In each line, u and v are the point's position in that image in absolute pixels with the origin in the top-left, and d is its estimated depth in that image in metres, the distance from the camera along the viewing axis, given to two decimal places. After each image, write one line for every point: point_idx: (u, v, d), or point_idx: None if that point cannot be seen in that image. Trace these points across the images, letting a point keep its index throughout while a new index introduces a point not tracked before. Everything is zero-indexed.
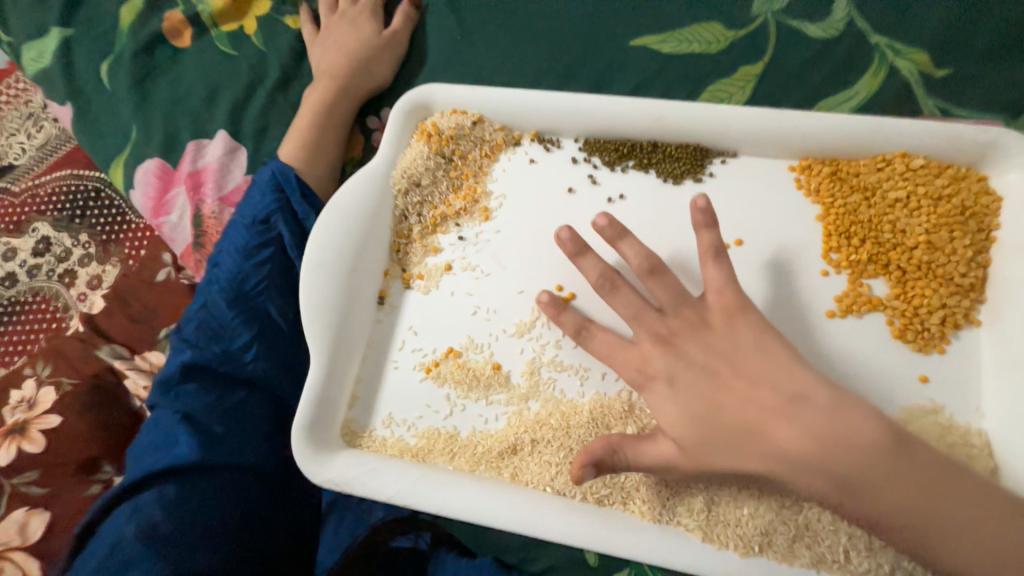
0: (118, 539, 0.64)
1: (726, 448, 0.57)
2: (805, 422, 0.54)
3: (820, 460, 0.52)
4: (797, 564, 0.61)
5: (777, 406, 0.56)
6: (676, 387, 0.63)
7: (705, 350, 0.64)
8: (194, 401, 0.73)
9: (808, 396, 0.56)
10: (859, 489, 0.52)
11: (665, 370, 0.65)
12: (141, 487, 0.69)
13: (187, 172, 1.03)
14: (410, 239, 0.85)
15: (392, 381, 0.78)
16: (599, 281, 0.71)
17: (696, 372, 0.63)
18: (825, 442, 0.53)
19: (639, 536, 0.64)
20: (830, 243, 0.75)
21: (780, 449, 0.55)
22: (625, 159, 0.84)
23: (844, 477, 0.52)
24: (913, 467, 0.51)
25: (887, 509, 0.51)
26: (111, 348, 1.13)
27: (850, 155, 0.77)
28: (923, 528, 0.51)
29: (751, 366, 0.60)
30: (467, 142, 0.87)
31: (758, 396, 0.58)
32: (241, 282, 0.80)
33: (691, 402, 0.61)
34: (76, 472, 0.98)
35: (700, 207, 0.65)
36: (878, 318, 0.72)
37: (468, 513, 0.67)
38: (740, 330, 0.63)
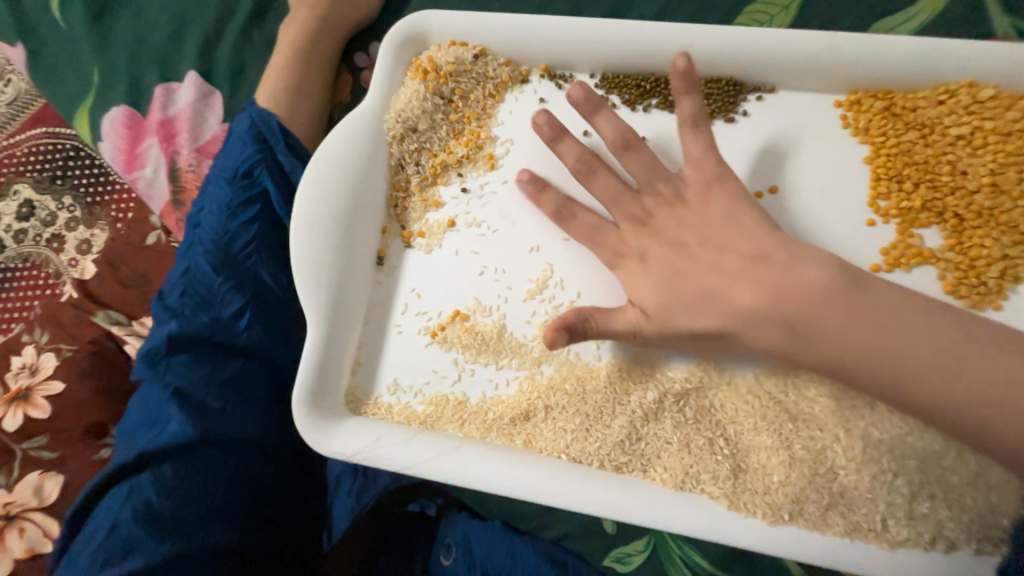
0: (116, 522, 0.59)
1: (686, 308, 0.60)
2: (759, 275, 0.57)
3: (768, 309, 0.56)
4: (830, 534, 0.58)
5: (737, 266, 0.60)
6: (647, 261, 0.65)
7: (680, 227, 0.65)
8: (186, 374, 0.68)
9: (767, 251, 0.58)
10: (806, 328, 0.55)
11: (637, 247, 0.67)
12: (136, 468, 0.63)
13: (158, 120, 0.92)
14: (408, 192, 0.77)
15: (396, 346, 0.73)
16: (577, 166, 0.69)
17: (665, 246, 0.65)
18: (774, 291, 0.56)
19: (660, 505, 0.61)
20: (878, 188, 0.67)
21: (736, 303, 0.58)
22: (648, 95, 0.75)
23: (789, 320, 0.55)
24: (864, 305, 0.54)
25: (839, 350, 0.53)
26: (106, 315, 1.05)
27: (906, 86, 0.68)
28: (879, 361, 0.52)
29: (715, 231, 0.63)
30: (468, 80, 0.77)
31: (720, 262, 0.61)
32: (226, 244, 0.73)
33: (662, 270, 0.64)
34: (88, 435, 0.94)
35: (682, 68, 0.62)
36: (928, 271, 0.65)
37: (481, 482, 0.63)
38: (719, 196, 0.63)
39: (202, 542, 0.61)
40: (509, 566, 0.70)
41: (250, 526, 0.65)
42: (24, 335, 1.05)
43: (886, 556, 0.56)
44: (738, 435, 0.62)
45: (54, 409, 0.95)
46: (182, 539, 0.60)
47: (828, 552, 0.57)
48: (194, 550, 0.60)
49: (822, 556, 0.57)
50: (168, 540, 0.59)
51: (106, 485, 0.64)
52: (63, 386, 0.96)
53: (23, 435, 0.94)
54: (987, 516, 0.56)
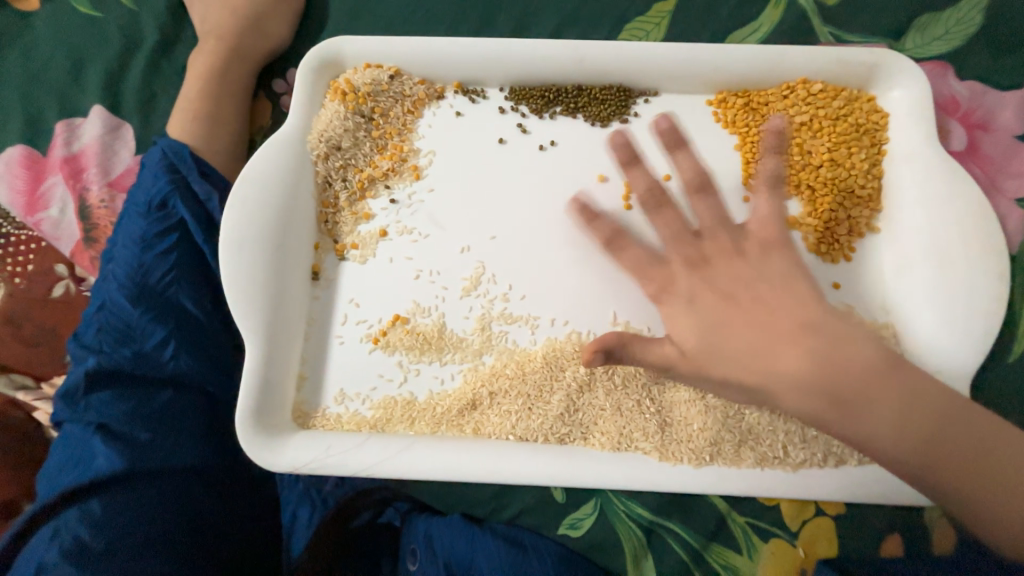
0: (42, 565, 0.57)
1: (732, 361, 0.57)
2: (812, 348, 0.54)
3: (818, 380, 0.53)
4: (744, 466, 0.66)
5: (788, 330, 0.56)
6: (695, 305, 0.60)
7: (728, 278, 0.60)
8: (109, 409, 0.65)
9: (818, 318, 0.56)
10: (853, 402, 0.52)
11: (685, 289, 0.62)
12: (59, 508, 0.61)
13: (62, 157, 0.89)
14: (337, 208, 0.80)
15: (339, 357, 0.75)
16: (646, 196, 0.66)
17: (716, 295, 0.60)
18: (826, 357, 0.53)
19: (601, 466, 0.67)
20: (748, 170, 0.79)
21: (782, 372, 0.55)
22: (553, 104, 0.83)
23: (835, 391, 0.53)
24: (911, 383, 0.53)
25: (879, 424, 0.52)
26: (10, 380, 0.89)
27: (758, 84, 0.81)
28: (914, 445, 0.52)
29: (754, 291, 0.59)
30: (386, 98, 0.82)
31: (771, 322, 0.57)
32: (146, 275, 0.72)
33: (708, 315, 0.59)
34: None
35: (664, 128, 0.65)
36: (796, 235, 0.77)
37: (434, 472, 0.67)
38: (774, 258, 0.60)
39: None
40: (469, 555, 0.70)
41: (192, 557, 0.63)
42: None
43: (790, 477, 0.66)
44: (662, 394, 0.70)
45: None
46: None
47: (743, 481, 0.66)
48: None
49: (739, 486, 0.66)
50: None
51: (27, 533, 0.61)
52: None
53: None
54: None
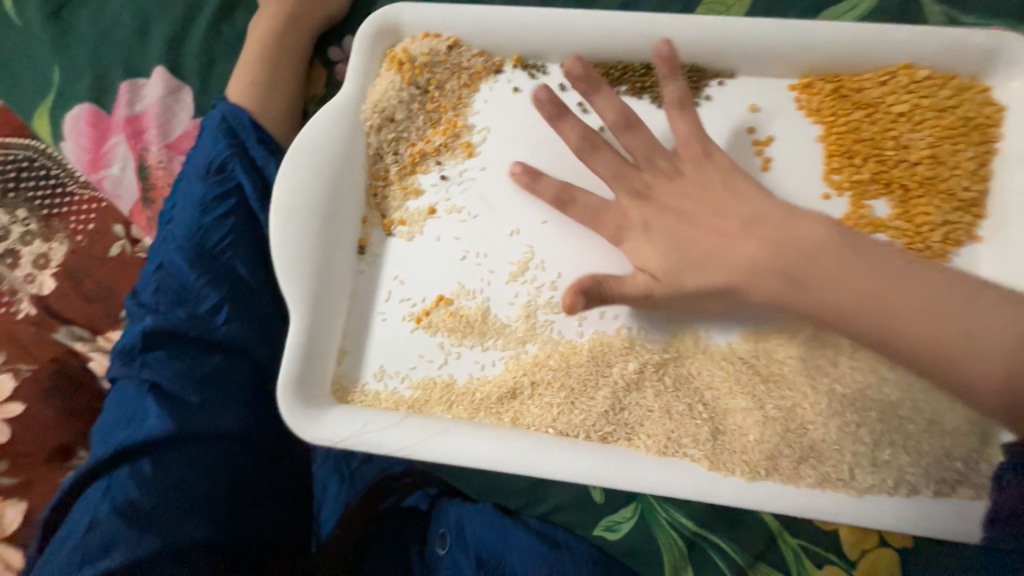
0: (94, 520, 0.57)
1: (697, 268, 0.63)
2: (763, 234, 0.61)
3: (772, 260, 0.59)
4: (803, 485, 0.61)
5: (731, 228, 0.64)
6: (649, 231, 0.68)
7: (675, 195, 0.69)
8: (163, 369, 0.66)
9: (764, 213, 0.62)
10: (802, 275, 0.58)
11: (640, 218, 0.69)
12: (112, 466, 0.61)
13: (126, 118, 0.91)
14: (387, 181, 0.78)
15: (381, 334, 0.73)
16: (580, 144, 0.71)
17: (669, 215, 0.68)
18: (767, 241, 0.60)
19: (645, 469, 0.63)
20: (832, 164, 0.72)
21: (746, 260, 0.61)
22: (617, 82, 0.78)
23: (791, 270, 0.58)
24: (861, 260, 0.57)
25: (840, 295, 0.56)
26: (70, 331, 0.93)
27: (851, 69, 0.74)
28: (864, 304, 0.55)
29: (735, 192, 0.65)
30: (443, 70, 0.79)
31: (733, 209, 0.64)
32: (201, 239, 0.72)
33: (671, 238, 0.66)
34: (54, 457, 0.87)
35: (577, 72, 0.69)
36: (880, 238, 0.70)
37: (471, 458, 0.65)
38: (713, 169, 0.68)
39: (184, 535, 0.58)
40: (499, 548, 0.69)
41: (234, 521, 0.63)
42: None
43: (854, 501, 0.60)
44: (715, 400, 0.66)
45: (13, 434, 0.85)
46: (161, 533, 0.57)
47: (801, 502, 0.61)
48: (175, 544, 0.57)
49: (796, 507, 0.60)
50: (150, 535, 0.57)
51: (82, 487, 0.61)
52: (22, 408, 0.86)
53: None
54: (944, 460, 0.59)
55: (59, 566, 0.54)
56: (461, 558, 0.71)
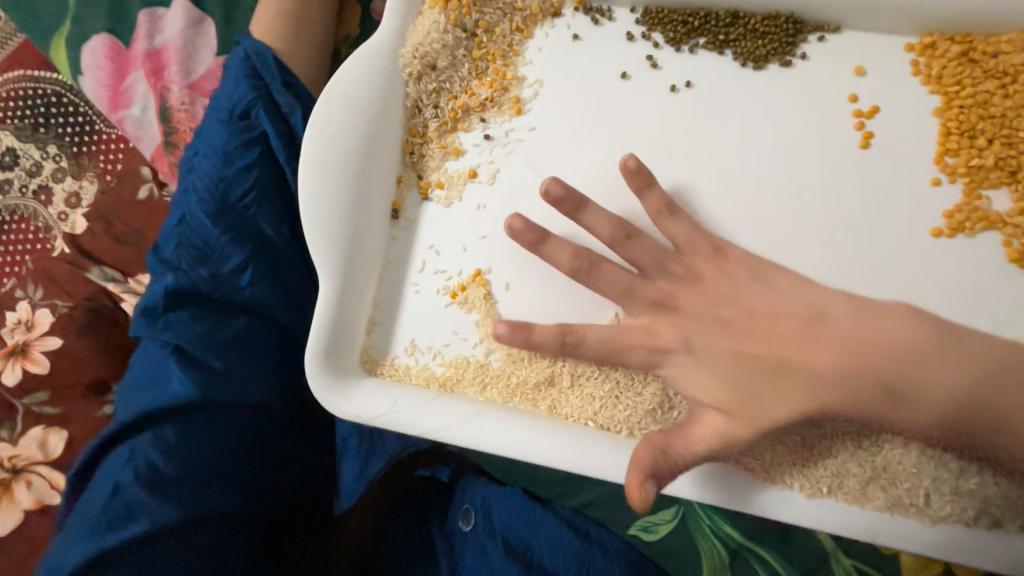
0: (116, 485, 0.55)
1: (771, 396, 0.50)
2: (833, 340, 0.50)
3: (852, 374, 0.48)
4: (869, 507, 0.55)
5: (805, 333, 0.51)
6: (697, 354, 0.55)
7: (704, 300, 0.58)
8: (186, 331, 0.63)
9: (826, 311, 0.52)
10: (902, 389, 0.47)
11: (677, 336, 0.57)
12: (135, 430, 0.59)
13: (144, 51, 0.84)
14: (425, 138, 0.70)
15: (413, 306, 0.68)
16: (612, 234, 0.61)
17: (708, 326, 0.56)
18: (854, 356, 0.48)
19: (694, 475, 0.58)
20: (948, 144, 0.61)
21: (807, 370, 0.50)
22: (697, 33, 0.67)
23: (884, 381, 0.47)
24: (959, 358, 0.47)
25: (947, 402, 0.46)
26: (101, 271, 0.94)
27: (987, 28, 0.62)
28: (984, 412, 0.46)
29: (757, 297, 0.56)
30: (494, 11, 0.70)
31: (806, 312, 0.53)
32: (225, 193, 0.67)
33: (723, 366, 0.53)
34: (88, 393, 0.87)
35: (633, 168, 0.59)
36: (993, 237, 0.60)
37: (505, 448, 0.60)
38: (734, 267, 0.59)
39: (208, 505, 0.57)
40: (529, 534, 0.67)
41: (258, 493, 0.62)
42: (18, 289, 0.94)
43: (924, 529, 0.55)
44: None
45: (57, 365, 0.86)
46: (185, 505, 0.56)
47: (865, 525, 0.55)
48: (199, 514, 0.56)
49: (858, 530, 0.55)
50: (174, 506, 0.55)
51: (105, 449, 0.60)
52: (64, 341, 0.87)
53: (22, 391, 0.85)
54: None
55: (85, 528, 0.54)
56: (489, 541, 0.68)
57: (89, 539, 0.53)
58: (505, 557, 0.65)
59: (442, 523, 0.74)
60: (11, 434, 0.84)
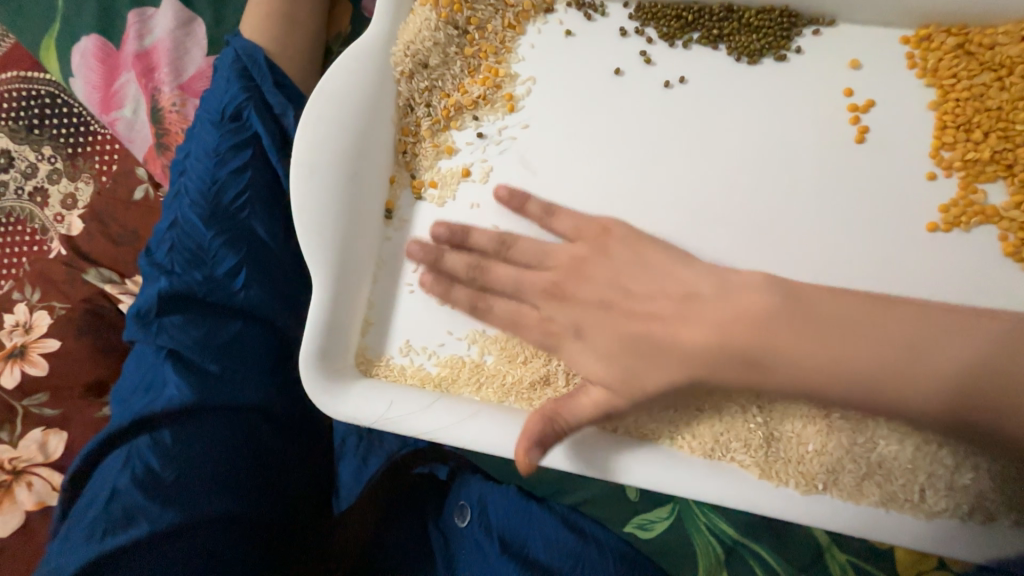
0: (114, 490, 0.55)
1: (647, 367, 0.54)
2: (705, 314, 0.53)
3: (716, 345, 0.51)
4: (863, 503, 0.55)
5: (675, 309, 0.55)
6: (582, 337, 0.59)
7: (589, 287, 0.61)
8: (181, 336, 0.62)
9: (697, 290, 0.55)
10: (764, 356, 0.50)
11: (576, 315, 0.61)
12: (132, 435, 0.59)
13: (135, 54, 0.83)
14: (418, 137, 0.70)
15: (408, 307, 0.68)
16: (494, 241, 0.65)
17: (595, 308, 0.60)
18: (723, 329, 0.51)
19: (688, 473, 0.58)
20: (943, 138, 0.61)
21: (681, 343, 0.53)
22: (690, 29, 0.66)
23: (750, 354, 0.50)
24: (807, 322, 0.49)
25: (805, 365, 0.49)
26: (98, 272, 0.94)
27: (983, 20, 0.61)
28: (836, 366, 0.48)
29: (637, 283, 0.59)
30: (485, 7, 0.69)
31: (689, 291, 0.56)
32: (218, 195, 0.66)
33: (603, 342, 0.57)
34: (87, 394, 0.87)
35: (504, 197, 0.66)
36: (989, 231, 0.60)
37: (500, 449, 0.59)
38: (618, 247, 0.62)
39: (207, 509, 0.57)
40: (525, 531, 0.67)
41: (256, 496, 0.62)
42: (14, 292, 0.94)
43: (920, 526, 0.54)
44: (773, 402, 0.59)
45: (55, 367, 0.86)
46: (180, 508, 0.56)
47: (862, 521, 0.55)
48: (198, 518, 0.56)
49: (854, 525, 0.55)
50: (168, 508, 0.55)
51: (102, 454, 0.59)
52: (61, 343, 0.87)
53: (22, 393, 0.85)
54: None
55: (80, 534, 0.53)
56: (485, 537, 0.67)
57: (84, 543, 0.52)
58: (502, 555, 0.65)
59: (438, 517, 0.74)
60: (11, 437, 0.84)
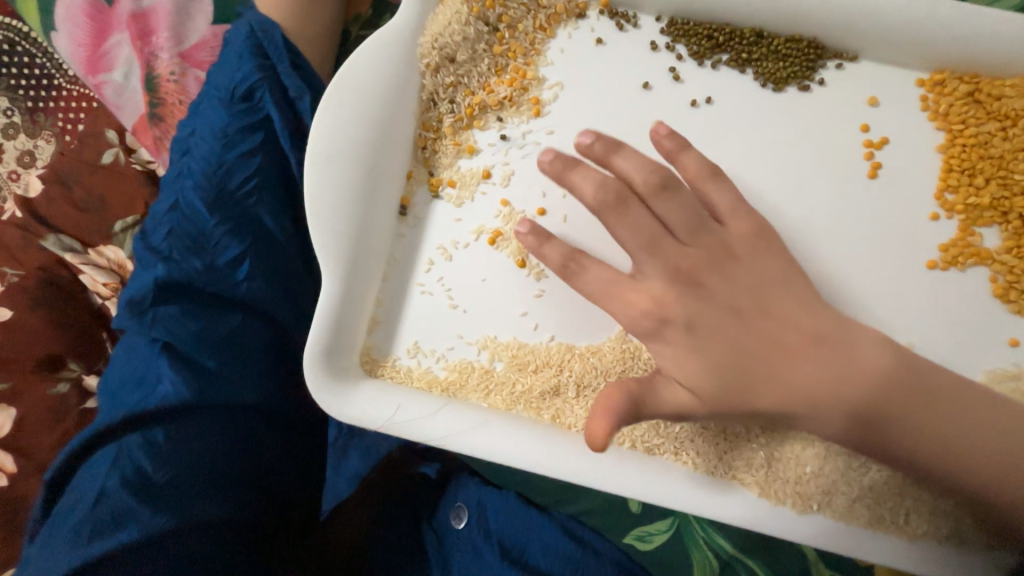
0: (100, 492, 0.51)
1: (738, 393, 0.50)
2: (824, 359, 0.49)
3: (831, 395, 0.48)
4: (854, 524, 0.58)
5: (796, 345, 0.50)
6: (695, 334, 0.51)
7: (725, 282, 0.53)
8: (178, 328, 0.59)
9: (828, 330, 0.50)
10: (877, 419, 0.48)
11: (684, 315, 0.51)
12: (120, 432, 0.55)
13: (131, 13, 0.80)
14: (438, 133, 0.68)
15: (418, 308, 0.66)
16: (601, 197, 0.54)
17: (719, 312, 0.51)
18: (840, 382, 0.48)
19: (691, 488, 0.59)
20: (948, 180, 0.64)
21: (793, 386, 0.49)
22: (720, 49, 0.67)
23: (862, 411, 0.48)
24: (928, 395, 0.48)
25: (915, 440, 0.48)
26: (58, 240, 0.83)
27: (993, 71, 0.64)
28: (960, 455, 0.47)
29: (779, 303, 0.52)
30: (518, 6, 0.67)
31: (779, 336, 0.50)
32: (223, 178, 0.63)
33: (714, 349, 0.50)
34: (41, 367, 0.78)
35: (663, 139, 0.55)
36: (981, 273, 0.63)
37: (511, 459, 0.59)
38: (768, 260, 0.54)
39: (200, 514, 0.54)
40: (525, 539, 0.66)
41: (252, 499, 0.59)
42: None
43: (907, 549, 0.57)
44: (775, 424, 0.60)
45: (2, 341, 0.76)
46: (172, 512, 0.53)
47: (853, 542, 0.57)
48: (190, 523, 0.53)
49: (845, 545, 0.57)
50: (159, 513, 0.52)
51: (85, 452, 0.55)
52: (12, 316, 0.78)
53: None
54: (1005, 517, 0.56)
55: (61, 539, 0.50)
56: (483, 543, 0.66)
57: (65, 547, 0.49)
58: (502, 562, 0.64)
59: (431, 519, 0.72)
60: None
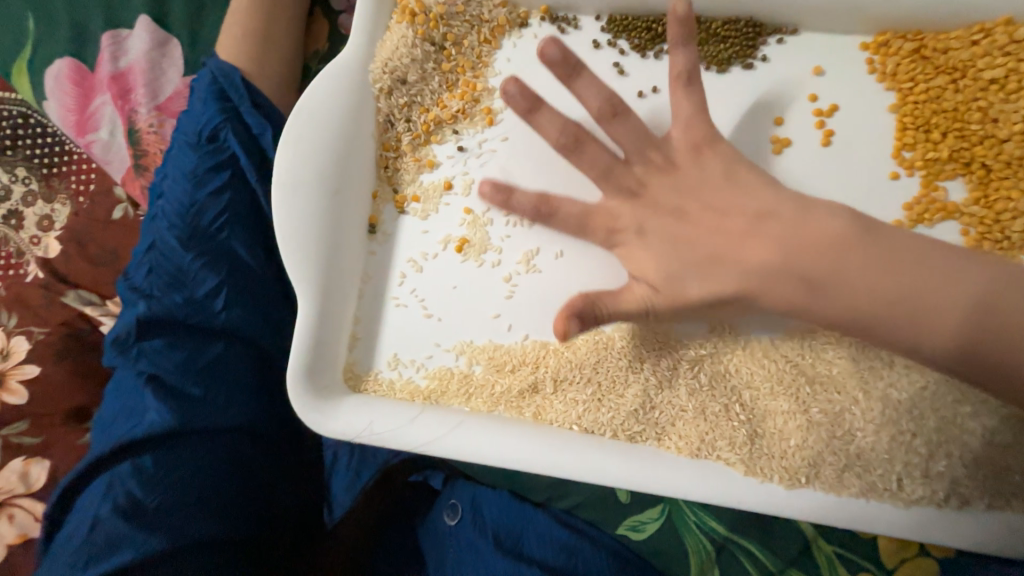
0: (96, 519, 0.55)
1: (700, 276, 0.56)
2: (914, 272, 0.48)
3: (918, 314, 0.48)
4: (848, 495, 0.57)
5: (886, 257, 0.50)
6: (644, 237, 0.60)
7: (673, 195, 0.60)
8: (161, 360, 0.62)
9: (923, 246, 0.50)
10: (978, 341, 0.47)
11: (635, 223, 0.60)
12: (112, 461, 0.58)
13: (111, 76, 0.87)
14: (398, 153, 0.71)
15: (395, 321, 0.68)
16: (561, 136, 0.61)
17: (663, 217, 0.60)
18: (930, 293, 0.48)
19: (676, 472, 0.58)
20: (904, 138, 0.63)
21: (878, 300, 0.49)
22: (660, 39, 0.68)
23: (958, 334, 0.47)
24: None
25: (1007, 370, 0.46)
26: (79, 295, 0.86)
27: (937, 25, 0.64)
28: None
29: (719, 211, 0.57)
30: (461, 23, 0.70)
31: (859, 248, 0.51)
32: (196, 218, 0.66)
33: (689, 243, 0.57)
34: (70, 420, 0.80)
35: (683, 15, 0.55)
36: (952, 226, 0.62)
37: (490, 457, 0.59)
38: (712, 160, 0.59)
39: (192, 533, 0.57)
40: (519, 529, 0.67)
41: (245, 516, 0.62)
42: None
43: (904, 514, 0.56)
44: (753, 401, 0.61)
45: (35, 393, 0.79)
46: (166, 532, 0.55)
47: (849, 513, 0.56)
48: (182, 544, 0.56)
49: (840, 517, 0.56)
50: (152, 534, 0.55)
51: (85, 484, 0.59)
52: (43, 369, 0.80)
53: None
54: (999, 471, 0.55)
55: (65, 564, 0.53)
56: (477, 536, 0.67)
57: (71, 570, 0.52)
58: (496, 552, 0.65)
59: (425, 520, 0.74)
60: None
